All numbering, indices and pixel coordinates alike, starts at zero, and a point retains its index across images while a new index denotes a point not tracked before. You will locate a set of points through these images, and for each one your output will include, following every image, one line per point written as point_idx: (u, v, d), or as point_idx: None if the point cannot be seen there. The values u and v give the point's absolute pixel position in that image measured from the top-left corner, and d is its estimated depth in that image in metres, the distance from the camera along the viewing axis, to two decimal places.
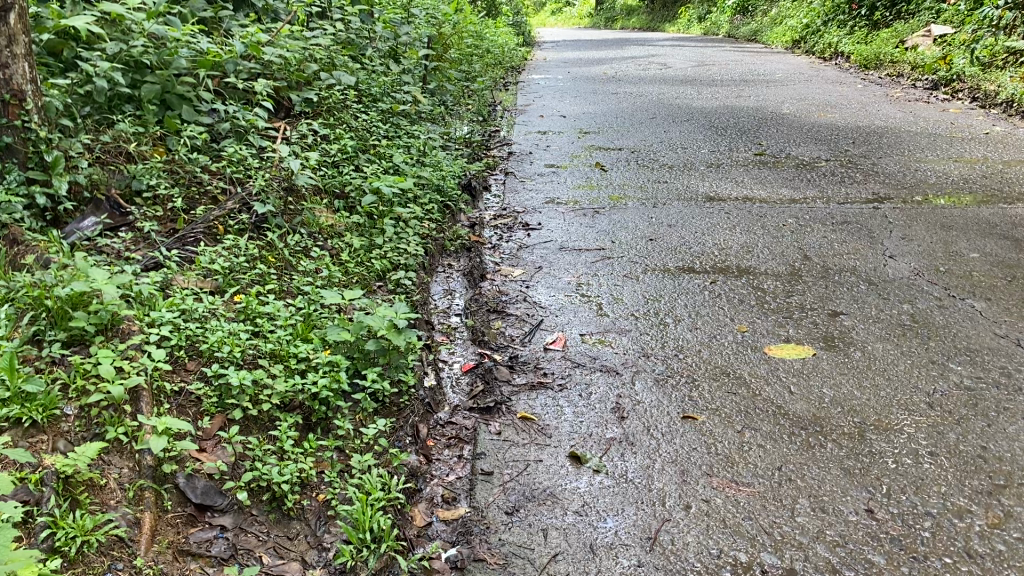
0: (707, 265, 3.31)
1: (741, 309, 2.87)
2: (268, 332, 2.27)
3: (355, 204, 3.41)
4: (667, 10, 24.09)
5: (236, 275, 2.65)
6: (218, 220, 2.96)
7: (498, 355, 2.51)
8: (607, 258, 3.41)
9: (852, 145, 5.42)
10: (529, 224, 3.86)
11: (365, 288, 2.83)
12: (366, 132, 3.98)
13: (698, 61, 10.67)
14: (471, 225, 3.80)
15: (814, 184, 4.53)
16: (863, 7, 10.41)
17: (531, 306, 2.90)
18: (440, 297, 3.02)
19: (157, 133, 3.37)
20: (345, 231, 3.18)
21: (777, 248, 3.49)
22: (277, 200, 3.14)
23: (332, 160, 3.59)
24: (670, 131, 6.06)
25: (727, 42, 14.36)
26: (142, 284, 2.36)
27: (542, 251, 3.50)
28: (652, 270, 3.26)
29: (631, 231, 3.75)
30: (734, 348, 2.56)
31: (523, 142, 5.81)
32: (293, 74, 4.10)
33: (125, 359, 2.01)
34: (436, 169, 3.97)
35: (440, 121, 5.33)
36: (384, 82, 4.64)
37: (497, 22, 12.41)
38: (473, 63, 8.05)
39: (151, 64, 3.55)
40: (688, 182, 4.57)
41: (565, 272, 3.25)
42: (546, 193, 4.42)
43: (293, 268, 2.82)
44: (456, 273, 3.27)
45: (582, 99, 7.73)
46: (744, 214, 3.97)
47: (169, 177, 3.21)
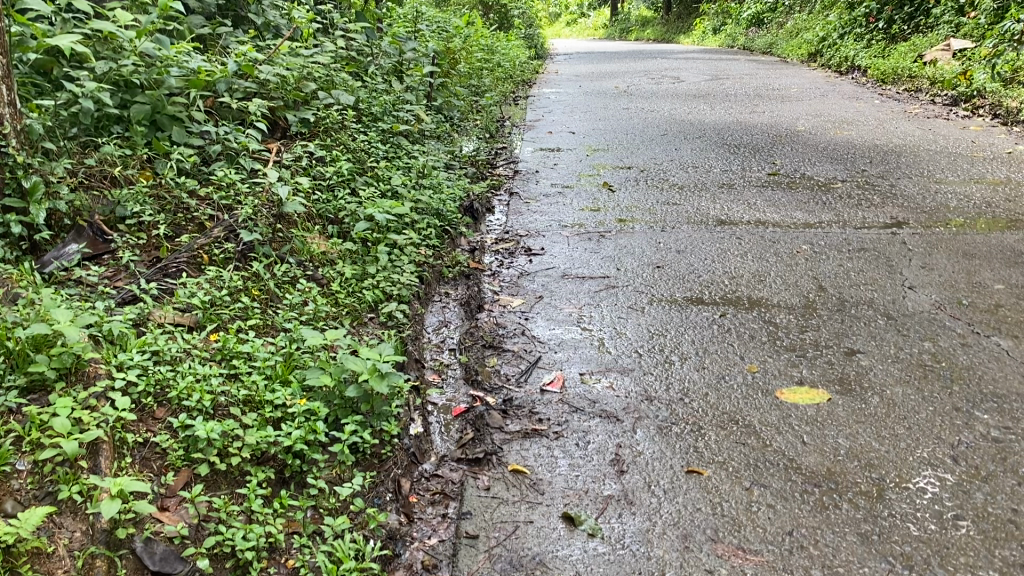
0: (717, 295, 3.15)
1: (752, 346, 2.71)
2: (245, 376, 2.14)
3: (349, 230, 3.28)
4: (682, 21, 23.96)
5: (217, 309, 2.52)
6: (203, 249, 2.83)
7: (490, 398, 2.37)
8: (612, 286, 3.26)
9: (869, 165, 5.25)
10: (532, 249, 3.72)
11: (355, 322, 2.69)
12: (364, 154, 3.85)
13: (712, 75, 10.52)
14: (471, 251, 3.66)
15: (830, 206, 4.36)
16: (881, 20, 10.24)
17: (530, 341, 2.76)
18: (434, 330, 2.88)
19: (144, 156, 3.25)
20: (337, 259, 3.04)
21: (791, 277, 3.33)
22: (266, 226, 3.00)
23: (327, 183, 3.46)
24: (681, 148, 5.91)
25: (742, 54, 14.21)
26: (113, 321, 2.23)
27: (543, 279, 3.36)
28: (659, 300, 3.11)
29: (638, 257, 3.60)
30: (744, 392, 2.40)
31: (530, 159, 5.67)
32: (289, 93, 3.98)
33: (86, 408, 1.88)
34: (435, 191, 3.84)
35: (444, 138, 5.21)
36: (386, 101, 4.52)
37: (509, 35, 12.35)
38: (483, 77, 7.95)
39: (141, 84, 3.44)
40: (698, 204, 4.42)
41: (567, 303, 3.10)
42: (550, 215, 4.28)
43: (278, 300, 2.69)
44: (453, 303, 3.13)
45: (592, 114, 7.59)
46: (756, 239, 3.81)
47: (155, 202, 3.09)
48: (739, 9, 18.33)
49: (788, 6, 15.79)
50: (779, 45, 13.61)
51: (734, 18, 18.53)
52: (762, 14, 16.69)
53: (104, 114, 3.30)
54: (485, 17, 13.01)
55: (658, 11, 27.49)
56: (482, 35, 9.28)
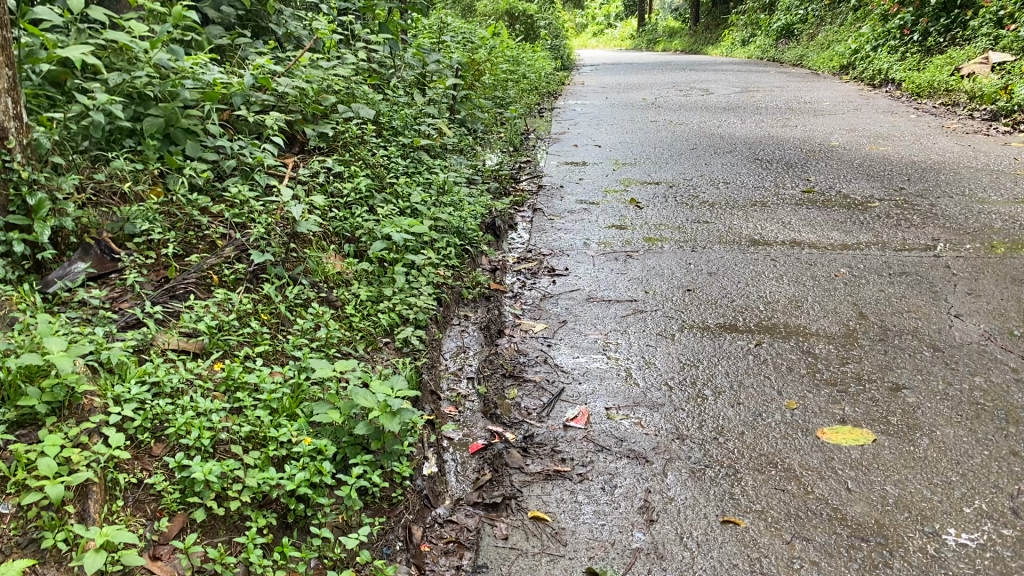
0: (750, 322, 2.99)
1: (790, 380, 2.55)
2: (248, 410, 2.01)
3: (366, 250, 3.15)
4: (710, 32, 23.75)
5: (224, 334, 2.40)
6: (212, 270, 2.71)
7: (510, 434, 2.22)
8: (639, 311, 3.11)
9: (907, 183, 5.06)
10: (556, 270, 3.57)
11: (370, 348, 2.57)
12: (384, 169, 3.73)
13: (742, 87, 10.34)
14: (493, 272, 3.52)
15: (868, 227, 4.18)
16: (916, 32, 10.01)
17: (552, 370, 2.61)
18: (452, 357, 2.74)
19: (156, 171, 3.15)
20: (353, 281, 2.91)
21: (829, 304, 3.16)
22: (280, 245, 2.88)
23: (344, 200, 3.34)
24: (711, 163, 5.75)
25: (772, 66, 14.00)
26: (113, 349, 2.11)
27: (567, 302, 3.21)
28: (690, 326, 2.95)
29: (667, 280, 3.44)
30: (781, 431, 2.26)
31: (554, 173, 5.54)
32: (308, 106, 3.86)
33: (76, 446, 1.75)
34: (456, 209, 3.70)
35: (467, 152, 5.08)
36: (407, 115, 4.40)
37: (536, 46, 12.25)
38: (508, 89, 7.83)
39: (155, 96, 3.33)
40: (729, 224, 4.25)
41: (591, 328, 2.95)
42: (574, 233, 4.14)
43: (289, 325, 2.56)
44: (472, 327, 2.99)
45: (619, 127, 7.44)
46: (792, 261, 3.64)
47: (165, 220, 2.97)
48: (768, 22, 18.12)
49: (818, 17, 15.56)
50: (810, 57, 13.40)
51: (764, 29, 18.31)
52: (793, 25, 16.49)
53: (116, 128, 3.20)
54: (511, 29, 13.00)
55: (685, 22, 27.32)
56: (508, 46, 9.21)
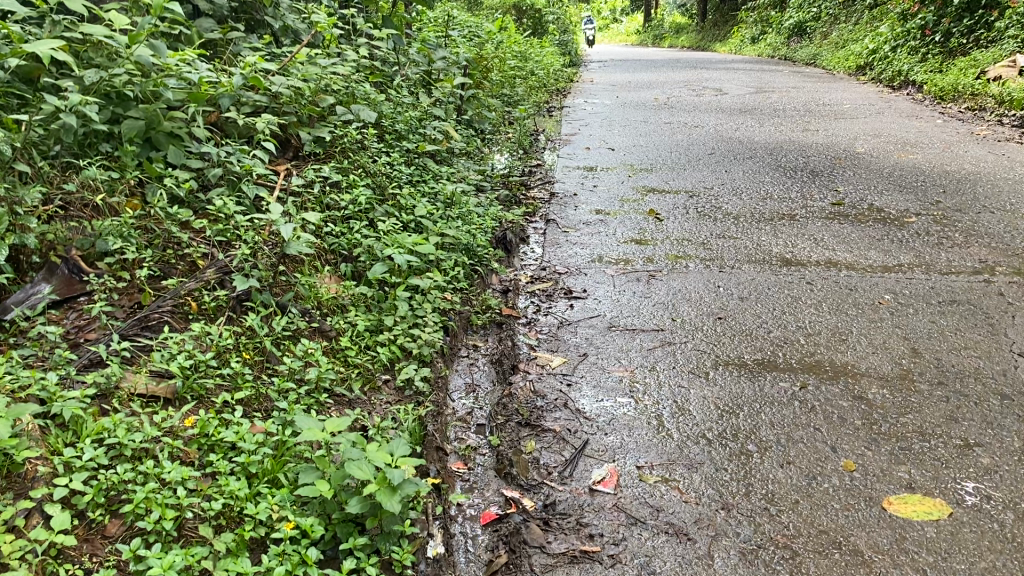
0: (791, 359, 2.69)
1: (844, 433, 2.25)
2: (223, 477, 1.70)
3: (364, 271, 2.84)
4: (718, 29, 23.40)
5: (200, 374, 2.10)
6: (191, 295, 2.41)
7: (528, 502, 1.92)
8: (668, 342, 2.80)
9: (943, 196, 4.75)
10: (573, 292, 3.27)
11: (366, 387, 2.32)
12: (386, 178, 3.42)
13: (756, 87, 10.03)
14: (504, 294, 3.21)
15: (907, 246, 3.88)
16: (938, 32, 9.66)
17: (574, 416, 2.30)
18: (460, 396, 2.44)
19: (134, 180, 2.84)
20: (349, 307, 2.61)
21: (876, 338, 2.86)
22: (268, 267, 2.58)
23: (341, 214, 3.03)
24: (731, 170, 5.44)
25: (785, 65, 13.67)
26: (67, 400, 1.81)
27: (587, 331, 2.90)
28: (725, 363, 2.65)
29: (696, 304, 3.14)
30: (841, 501, 1.95)
31: (566, 179, 5.24)
32: (304, 108, 3.55)
33: (11, 531, 1.46)
34: (464, 223, 3.39)
35: (474, 155, 4.78)
36: (412, 116, 4.09)
37: (543, 41, 11.92)
38: (516, 86, 7.54)
39: (135, 96, 3.02)
40: (757, 240, 3.95)
41: (615, 364, 2.64)
42: (591, 248, 3.84)
43: (275, 362, 2.26)
44: (483, 361, 2.68)
45: (632, 129, 7.13)
46: (830, 286, 3.34)
47: (142, 235, 2.65)
48: (779, 19, 17.78)
49: (833, 15, 15.20)
50: (823, 56, 13.05)
51: (775, 27, 17.95)
52: (805, 23, 16.12)
53: (91, 131, 2.90)
54: (518, 24, 12.68)
55: (693, 18, 26.95)
56: (516, 41, 8.92)
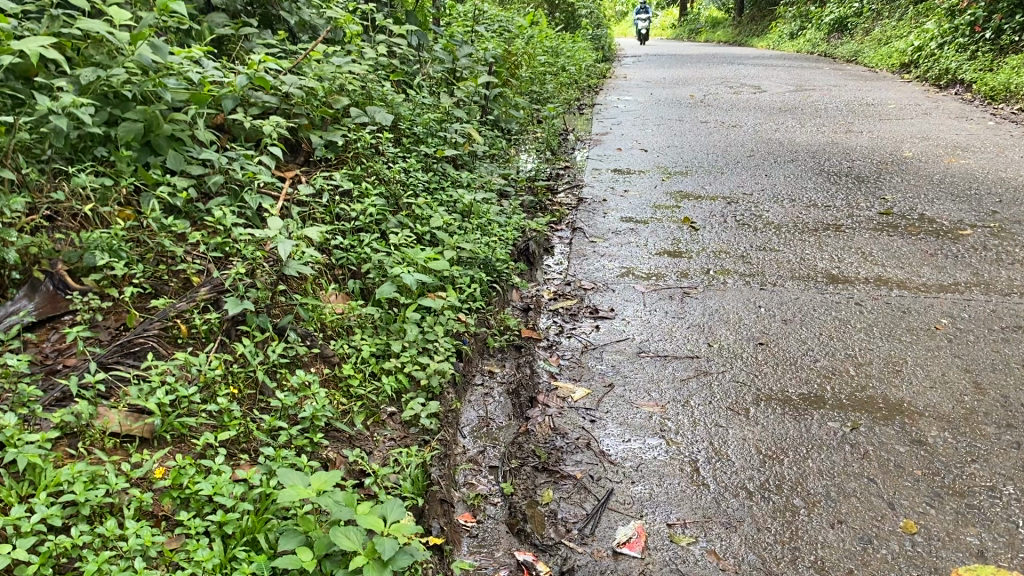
0: (841, 396, 2.43)
1: (903, 485, 2.00)
2: (193, 540, 1.50)
3: (373, 288, 2.63)
4: (756, 25, 22.94)
5: (181, 410, 1.89)
6: (181, 317, 2.20)
7: (543, 566, 1.70)
8: (703, 372, 2.55)
9: (999, 206, 4.44)
10: (599, 311, 3.03)
11: (369, 422, 2.11)
12: (401, 185, 3.20)
13: (797, 85, 9.69)
14: (524, 313, 2.99)
15: (963, 262, 3.59)
16: (988, 29, 9.24)
17: (597, 460, 2.07)
18: (471, 433, 2.22)
19: (129, 187, 2.64)
20: (355, 330, 2.40)
21: (934, 369, 2.59)
22: (268, 283, 2.35)
23: (351, 226, 2.82)
24: (771, 175, 5.16)
25: (824, 62, 13.27)
26: (24, 445, 1.62)
27: (614, 356, 2.66)
28: (767, 399, 2.40)
29: (734, 327, 2.89)
30: (902, 571, 1.70)
31: (597, 182, 4.99)
32: (316, 109, 3.33)
33: None
34: (483, 235, 3.16)
35: (499, 158, 4.56)
36: (432, 118, 3.87)
37: (575, 36, 11.63)
38: (546, 83, 7.31)
39: (134, 96, 2.81)
40: (800, 254, 3.68)
41: (644, 397, 2.40)
42: (620, 261, 3.59)
43: (269, 394, 2.06)
44: (498, 390, 2.45)
45: (666, 129, 6.84)
46: (882, 307, 3.07)
47: (134, 248, 2.44)
48: (820, 14, 17.33)
49: (876, 10, 14.74)
50: (865, 53, 12.63)
51: (815, 22, 17.47)
52: (846, 18, 15.65)
53: (85, 134, 2.70)
54: (551, 18, 12.46)
55: (730, 13, 26.49)
56: (546, 37, 8.69)
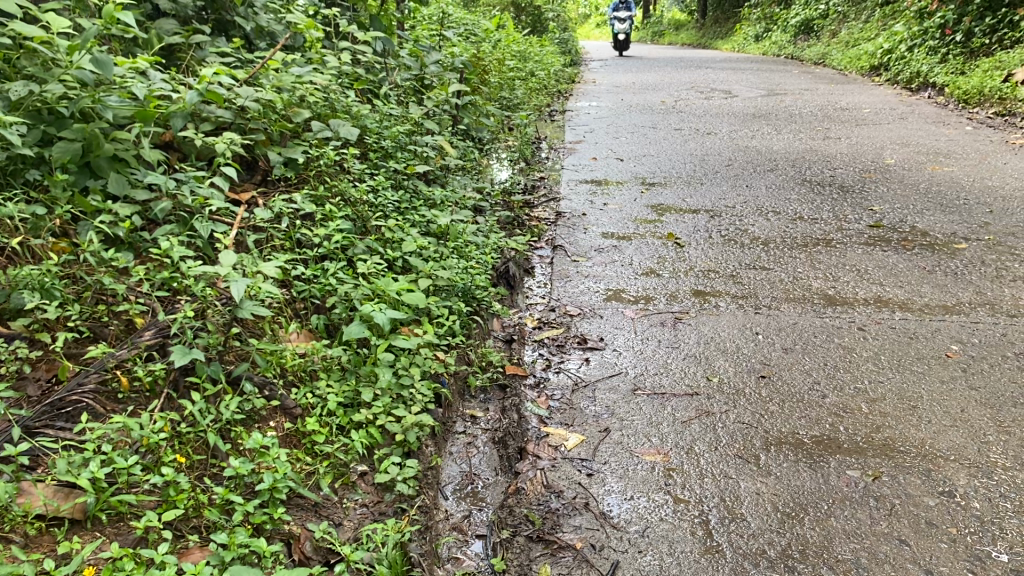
0: (857, 439, 2.22)
1: (941, 547, 1.79)
2: None
3: (340, 325, 2.37)
4: (719, 27, 22.95)
5: (119, 485, 1.62)
6: (121, 368, 1.93)
7: None
8: (706, 413, 2.33)
9: (991, 217, 4.29)
10: (587, 341, 2.79)
11: (337, 487, 1.86)
12: (370, 206, 2.95)
13: (768, 89, 9.57)
14: (507, 345, 2.75)
15: (964, 279, 3.42)
16: (958, 32, 9.17)
17: (598, 525, 1.83)
18: (454, 493, 1.97)
19: (64, 216, 2.36)
20: (320, 375, 2.14)
21: (952, 405, 2.40)
22: (221, 325, 2.09)
23: (315, 254, 2.56)
24: (754, 185, 4.97)
25: (791, 65, 13.20)
26: None
27: (607, 394, 2.43)
28: (778, 444, 2.18)
29: (733, 357, 2.68)
30: None
31: (574, 195, 4.77)
32: (275, 124, 3.06)
33: None
34: (460, 258, 2.92)
35: (472, 170, 4.32)
36: (401, 130, 3.62)
37: (543, 40, 11.45)
38: (516, 89, 7.09)
39: (71, 113, 2.52)
40: (793, 272, 3.49)
41: (643, 443, 2.18)
42: (605, 282, 3.37)
43: (223, 459, 1.80)
44: (482, 438, 2.21)
45: (641, 136, 6.65)
46: (887, 333, 2.88)
47: (69, 286, 2.16)
48: (785, 17, 17.30)
49: (841, 13, 14.73)
50: (834, 55, 12.58)
51: (780, 25, 17.45)
52: (812, 20, 15.62)
53: (15, 155, 2.41)
54: (517, 22, 12.31)
55: (693, 14, 26.51)
56: (514, 41, 8.48)
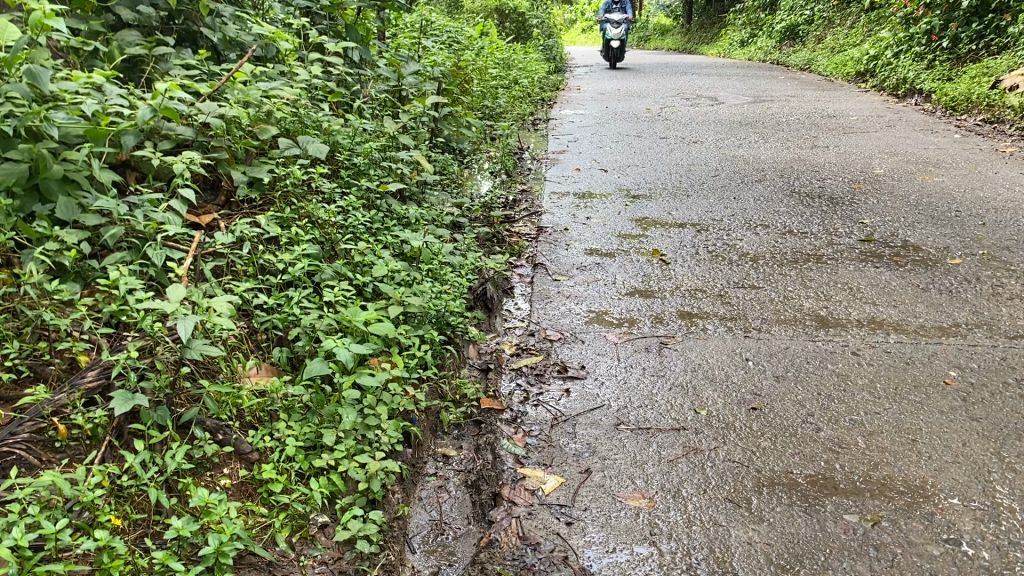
0: (854, 478, 2.09)
1: None
2: None
3: (303, 359, 2.22)
4: (704, 32, 22.92)
5: (47, 551, 1.47)
6: (58, 415, 1.77)
7: None
8: (693, 450, 2.19)
9: (984, 229, 4.18)
10: (568, 369, 2.65)
11: (294, 543, 1.72)
12: (338, 227, 2.80)
13: (755, 96, 9.47)
14: (483, 375, 2.61)
15: (959, 297, 3.30)
16: (945, 38, 9.09)
17: None
18: (422, 546, 1.83)
19: (7, 243, 2.20)
20: (279, 416, 1.99)
21: (954, 439, 2.27)
22: (171, 363, 1.93)
23: (277, 281, 2.41)
24: (741, 197, 4.84)
25: (777, 71, 13.13)
26: None
27: (589, 430, 2.29)
28: (771, 486, 2.05)
29: (721, 386, 2.54)
30: None
31: (556, 208, 4.64)
32: (239, 141, 2.91)
33: None
34: (435, 282, 2.77)
35: (450, 186, 4.19)
36: (374, 146, 3.48)
37: (526, 47, 11.35)
38: (499, 97, 6.96)
39: (15, 130, 2.33)
40: (782, 291, 3.36)
41: (627, 486, 2.04)
42: (588, 303, 3.23)
43: (168, 516, 1.64)
44: (454, 481, 2.06)
45: (625, 145, 6.52)
46: (882, 358, 2.75)
47: (8, 322, 2.00)
48: (770, 22, 17.25)
49: (826, 18, 14.68)
50: (819, 61, 12.52)
51: (766, 30, 17.38)
52: (797, 26, 15.57)
53: None
54: (500, 28, 12.21)
55: (678, 19, 26.49)
56: (496, 49, 8.37)
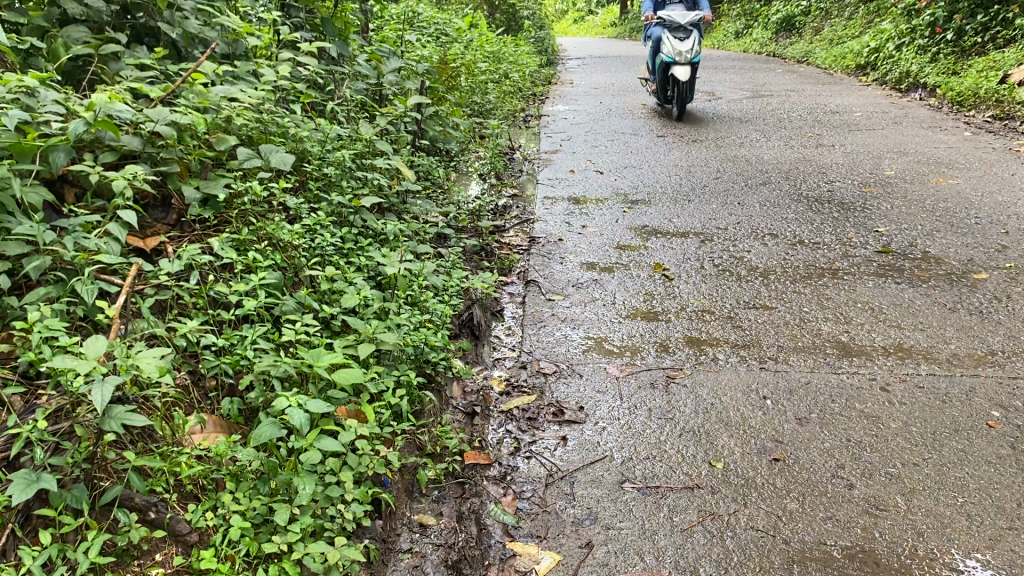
0: (898, 551, 1.79)
1: None
2: None
3: (256, 413, 1.92)
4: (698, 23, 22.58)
5: None
6: None
7: None
8: (711, 515, 1.89)
9: (1008, 239, 3.88)
10: (564, 412, 2.35)
11: None
12: (304, 250, 2.48)
13: (753, 90, 9.15)
14: (468, 420, 2.31)
15: (991, 318, 3.01)
16: (950, 29, 8.77)
17: None
18: None
19: None
20: (224, 487, 1.69)
21: (1005, 498, 1.97)
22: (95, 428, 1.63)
23: (230, 318, 2.10)
24: (746, 203, 4.54)
25: (773, 63, 12.80)
26: None
27: (589, 491, 1.99)
28: (803, 562, 1.75)
29: (736, 432, 2.25)
30: None
31: (549, 216, 4.32)
32: (194, 152, 2.59)
33: None
34: (414, 311, 2.46)
35: (434, 193, 3.88)
36: (349, 154, 3.16)
37: (517, 39, 10.99)
38: (489, 92, 6.64)
39: None
40: (797, 312, 3.06)
41: (636, 564, 1.74)
42: (585, 328, 2.93)
43: None
44: (433, 559, 1.77)
45: (621, 145, 6.20)
46: (913, 394, 2.46)
47: None
48: (765, 13, 16.92)
49: (823, 9, 14.35)
50: (817, 54, 12.20)
51: (760, 21, 17.05)
52: (793, 17, 15.24)
53: None
54: (490, 20, 11.86)
55: None
56: (486, 42, 8.03)
